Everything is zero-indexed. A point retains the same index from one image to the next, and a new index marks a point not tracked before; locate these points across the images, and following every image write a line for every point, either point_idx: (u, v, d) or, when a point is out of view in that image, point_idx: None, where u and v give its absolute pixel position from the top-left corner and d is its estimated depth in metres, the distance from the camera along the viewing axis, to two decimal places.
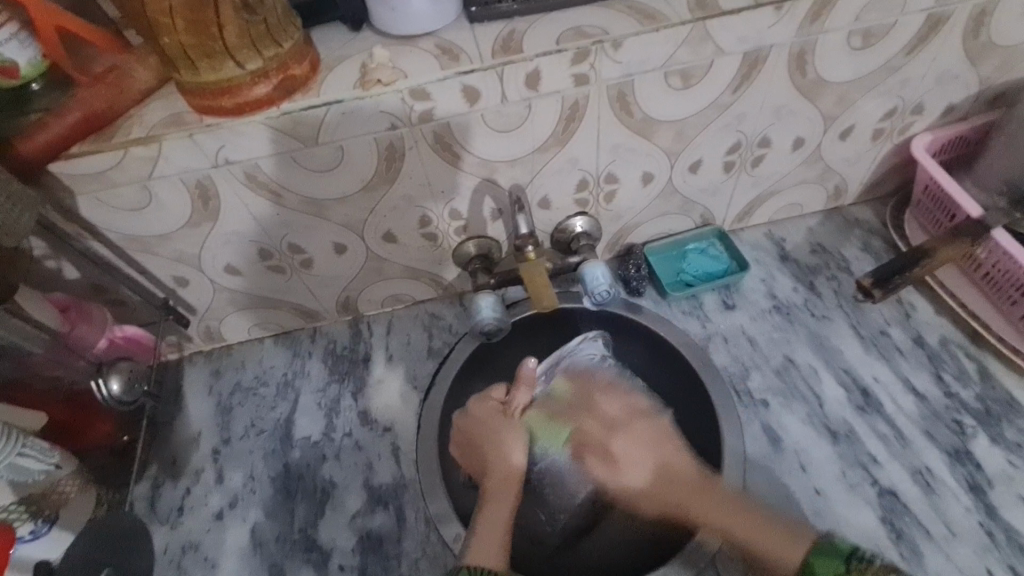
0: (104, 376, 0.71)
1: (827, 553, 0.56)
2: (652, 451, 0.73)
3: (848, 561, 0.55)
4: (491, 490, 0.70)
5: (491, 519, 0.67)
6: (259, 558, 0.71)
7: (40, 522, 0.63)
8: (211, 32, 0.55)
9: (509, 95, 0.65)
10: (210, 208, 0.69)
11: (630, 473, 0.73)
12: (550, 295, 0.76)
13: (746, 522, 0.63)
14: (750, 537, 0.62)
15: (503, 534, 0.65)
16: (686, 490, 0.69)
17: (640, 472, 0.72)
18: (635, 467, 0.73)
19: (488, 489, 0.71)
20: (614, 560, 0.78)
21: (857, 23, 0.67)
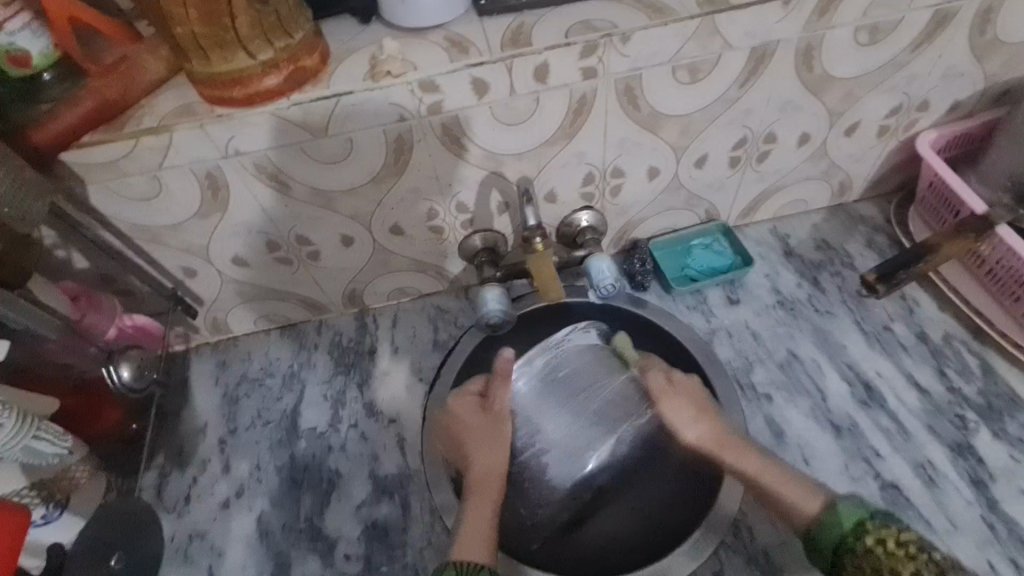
0: (115, 363, 0.73)
1: (852, 504, 0.59)
2: (695, 405, 0.71)
3: (871, 515, 0.58)
4: (476, 486, 0.69)
5: (476, 519, 0.66)
6: (266, 547, 0.72)
7: (51, 506, 0.65)
8: (223, 20, 0.56)
9: (517, 88, 0.65)
10: (219, 199, 0.69)
11: (682, 425, 0.71)
12: (556, 288, 0.78)
13: (777, 483, 0.64)
14: (781, 492, 0.64)
15: (490, 529, 0.65)
16: (720, 439, 0.70)
17: (698, 424, 0.71)
18: (697, 424, 0.71)
19: (473, 483, 0.69)
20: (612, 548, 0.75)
21: (864, 19, 0.67)
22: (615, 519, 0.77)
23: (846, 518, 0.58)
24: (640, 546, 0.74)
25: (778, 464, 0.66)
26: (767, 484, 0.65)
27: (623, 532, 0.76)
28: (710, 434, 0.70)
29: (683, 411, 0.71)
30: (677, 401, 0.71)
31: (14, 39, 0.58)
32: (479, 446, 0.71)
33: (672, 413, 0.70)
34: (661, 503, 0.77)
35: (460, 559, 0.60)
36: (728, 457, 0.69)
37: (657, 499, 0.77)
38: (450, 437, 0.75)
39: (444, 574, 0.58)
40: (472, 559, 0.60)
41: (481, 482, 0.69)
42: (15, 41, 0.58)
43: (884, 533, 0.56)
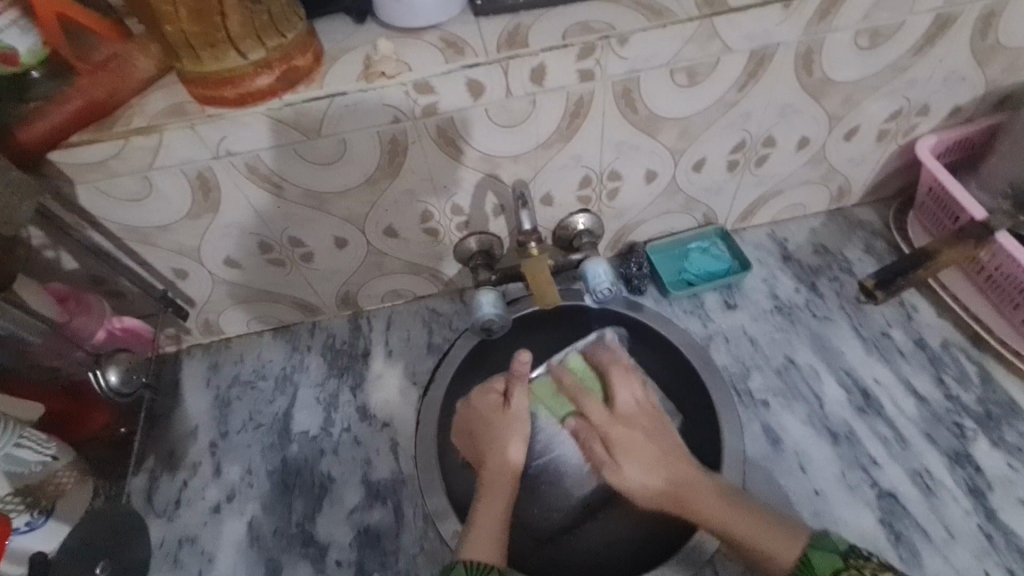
0: (102, 368, 0.70)
1: (826, 548, 0.56)
2: (653, 446, 0.68)
3: (845, 558, 0.55)
4: (486, 488, 0.67)
5: (489, 515, 0.64)
6: (256, 552, 0.71)
7: (36, 513, 0.64)
8: (215, 20, 0.54)
9: (513, 89, 0.64)
10: (210, 199, 0.68)
11: (641, 477, 0.66)
12: (553, 293, 0.76)
13: (743, 522, 0.61)
14: (755, 538, 0.59)
15: (501, 530, 0.63)
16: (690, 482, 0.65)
17: (653, 471, 0.66)
18: (654, 471, 0.66)
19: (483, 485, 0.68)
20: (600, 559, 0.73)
21: (865, 22, 0.67)
22: (611, 523, 0.76)
23: (821, 565, 0.56)
24: (635, 548, 0.73)
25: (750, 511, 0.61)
26: (730, 523, 0.61)
27: (617, 539, 0.75)
28: (670, 480, 0.65)
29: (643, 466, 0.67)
30: (619, 444, 0.69)
31: (0, 36, 0.56)
32: (492, 447, 0.70)
33: (625, 456, 0.68)
34: (656, 511, 0.74)
35: (468, 558, 0.60)
36: (683, 493, 0.64)
37: (651, 508, 0.74)
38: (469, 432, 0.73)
39: (454, 573, 0.58)
40: (482, 559, 0.60)
41: (492, 482, 0.67)
42: (3, 38, 0.56)
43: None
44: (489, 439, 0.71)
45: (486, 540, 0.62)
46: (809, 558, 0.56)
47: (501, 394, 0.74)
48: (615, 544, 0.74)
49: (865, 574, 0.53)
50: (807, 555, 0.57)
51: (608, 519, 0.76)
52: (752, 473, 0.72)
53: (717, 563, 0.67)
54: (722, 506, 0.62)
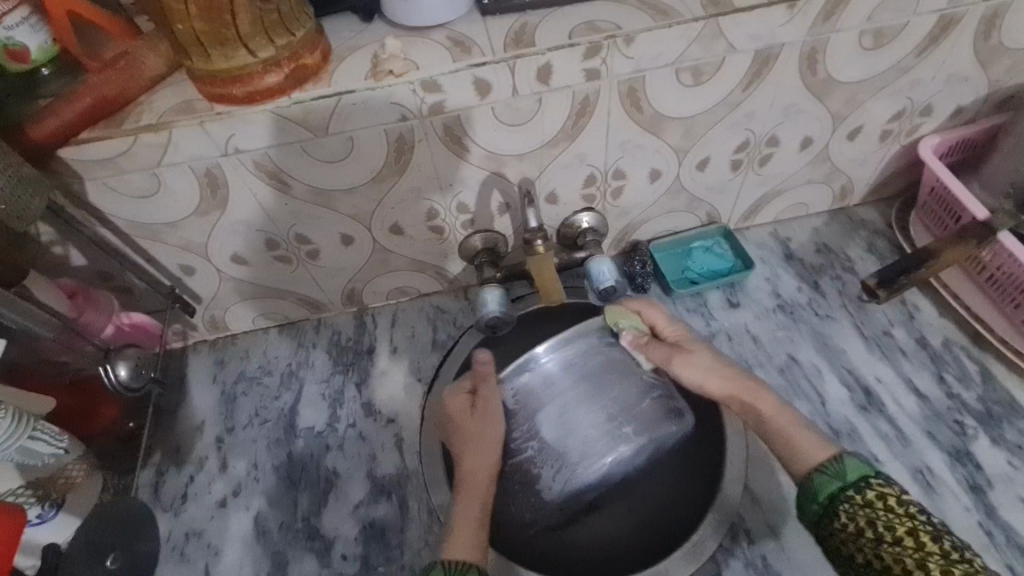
0: (112, 362, 0.70)
1: (860, 460, 0.60)
2: (715, 358, 0.71)
3: (876, 471, 0.59)
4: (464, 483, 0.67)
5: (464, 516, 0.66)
6: (263, 546, 0.72)
7: (47, 506, 0.64)
8: (225, 18, 0.55)
9: (519, 88, 0.65)
10: (218, 196, 0.69)
11: (706, 377, 0.70)
12: (558, 289, 0.77)
13: (795, 423, 0.65)
14: (794, 433, 0.64)
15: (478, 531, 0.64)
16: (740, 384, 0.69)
17: (715, 378, 0.70)
18: (717, 375, 0.70)
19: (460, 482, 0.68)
20: (606, 552, 0.74)
21: (869, 23, 0.67)
22: (613, 518, 0.77)
23: (851, 468, 0.59)
24: (635, 543, 0.74)
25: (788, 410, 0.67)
26: (773, 425, 0.66)
27: (618, 533, 0.76)
28: (731, 382, 0.70)
29: (709, 361, 0.71)
30: (682, 339, 0.73)
31: (11, 33, 0.57)
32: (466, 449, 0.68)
33: (694, 351, 0.72)
34: (659, 506, 0.76)
35: (449, 559, 0.61)
36: (742, 393, 0.69)
37: (655, 501, 0.77)
38: (447, 430, 0.72)
39: (432, 574, 0.60)
40: (461, 559, 0.61)
41: (467, 482, 0.67)
42: (13, 35, 0.58)
43: (886, 490, 0.57)
44: (461, 439, 0.69)
45: (464, 539, 0.63)
46: (845, 461, 0.60)
47: (471, 393, 0.70)
48: (616, 538, 0.75)
49: (891, 487, 0.57)
50: (842, 459, 0.60)
51: (611, 512, 0.77)
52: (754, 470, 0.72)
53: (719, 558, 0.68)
54: (776, 403, 0.68)
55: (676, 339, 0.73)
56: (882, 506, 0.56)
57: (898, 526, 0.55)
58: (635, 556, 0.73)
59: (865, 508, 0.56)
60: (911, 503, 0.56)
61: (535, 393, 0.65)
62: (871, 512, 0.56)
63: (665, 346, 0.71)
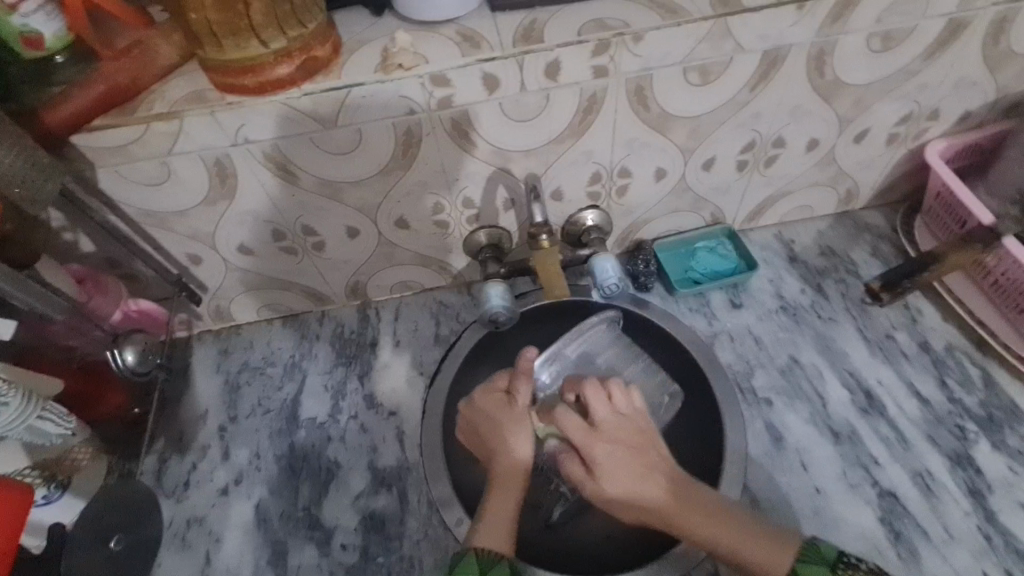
0: (120, 347, 0.71)
1: (819, 552, 0.57)
2: (630, 454, 0.64)
3: (835, 567, 0.55)
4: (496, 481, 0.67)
5: (500, 506, 0.64)
6: (263, 535, 0.72)
7: (53, 487, 0.66)
8: (238, 8, 0.55)
9: (527, 85, 0.65)
10: (227, 185, 0.69)
11: (617, 484, 0.62)
12: (561, 285, 0.79)
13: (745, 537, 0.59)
14: (744, 550, 0.58)
15: (509, 525, 0.63)
16: (671, 496, 0.62)
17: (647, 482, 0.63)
18: (631, 482, 0.62)
19: (494, 476, 0.67)
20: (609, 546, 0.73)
21: (877, 25, 0.67)
22: (614, 515, 0.76)
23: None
24: (636, 541, 0.73)
25: (736, 522, 0.61)
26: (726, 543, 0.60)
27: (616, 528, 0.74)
28: (657, 493, 0.62)
29: (642, 480, 0.63)
30: (603, 466, 0.63)
31: (28, 20, 0.58)
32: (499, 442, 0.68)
33: (609, 480, 0.63)
34: None
35: (478, 547, 0.60)
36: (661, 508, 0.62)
37: None
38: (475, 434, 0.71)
39: (464, 562, 0.58)
40: (490, 548, 0.60)
41: (504, 477, 0.66)
42: (29, 22, 0.58)
43: (860, 575, 0.54)
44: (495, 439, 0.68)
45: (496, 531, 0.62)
46: (798, 566, 0.56)
47: (507, 392, 0.71)
48: (619, 535, 0.74)
49: (862, 570, 0.54)
50: (795, 568, 0.56)
51: (613, 508, 0.76)
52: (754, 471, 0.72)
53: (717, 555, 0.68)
54: (707, 521, 0.61)
55: (600, 461, 0.64)
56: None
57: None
58: (634, 551, 0.72)
59: None
60: None
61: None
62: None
63: (586, 429, 0.66)
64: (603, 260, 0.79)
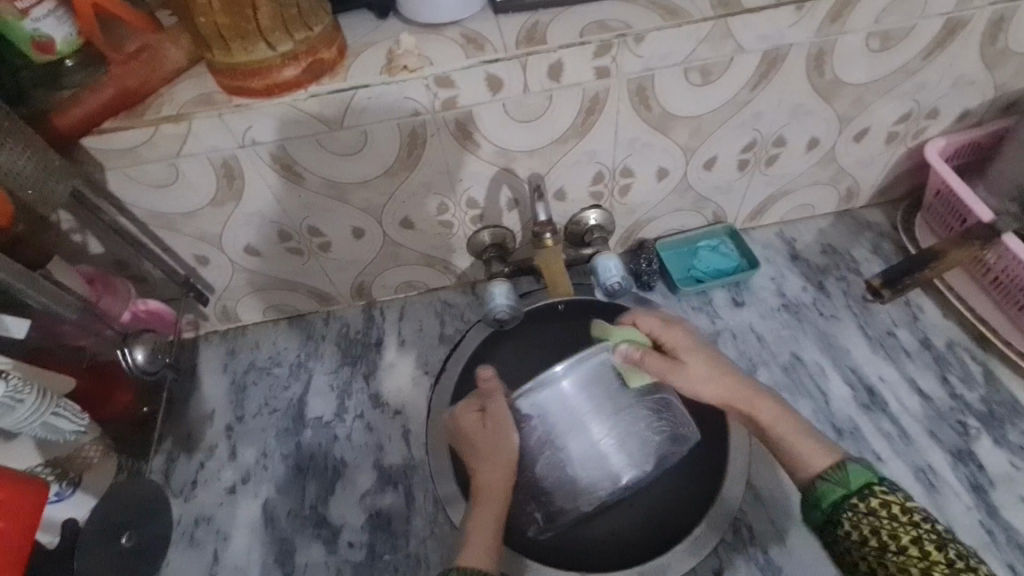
0: (130, 346, 0.72)
1: (863, 466, 0.60)
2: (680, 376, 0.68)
3: (879, 479, 0.59)
4: (481, 488, 0.66)
5: (481, 525, 0.65)
6: (271, 533, 0.73)
7: (65, 484, 0.67)
8: (246, 13, 0.56)
9: (531, 85, 0.66)
10: (234, 187, 0.70)
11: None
12: (565, 283, 0.81)
13: (801, 435, 0.64)
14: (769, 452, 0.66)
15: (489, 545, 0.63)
16: (738, 397, 0.67)
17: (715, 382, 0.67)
18: (713, 383, 0.67)
19: (478, 489, 0.66)
20: (614, 544, 0.71)
21: (876, 25, 0.68)
22: (617, 513, 0.73)
23: (856, 475, 0.59)
24: (640, 542, 0.71)
25: (791, 421, 0.66)
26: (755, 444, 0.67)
27: (622, 528, 0.72)
28: (696, 404, 0.73)
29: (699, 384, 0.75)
30: (669, 371, 0.70)
31: (39, 25, 0.59)
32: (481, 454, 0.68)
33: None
34: (664, 502, 0.72)
35: (461, 564, 0.60)
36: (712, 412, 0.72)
37: (662, 494, 0.73)
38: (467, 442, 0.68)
39: None
40: (475, 566, 0.61)
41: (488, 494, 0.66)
42: (39, 27, 0.59)
43: (890, 498, 0.57)
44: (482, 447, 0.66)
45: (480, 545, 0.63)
46: (847, 467, 0.60)
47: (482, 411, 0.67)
48: (620, 537, 0.71)
49: (894, 496, 0.57)
50: (845, 467, 0.60)
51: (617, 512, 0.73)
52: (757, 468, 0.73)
53: (720, 550, 0.69)
54: (744, 423, 0.70)
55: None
56: (886, 514, 0.56)
57: (903, 534, 0.55)
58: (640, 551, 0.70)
59: (869, 517, 0.56)
60: (917, 511, 0.56)
61: (551, 409, 0.62)
62: (875, 521, 0.56)
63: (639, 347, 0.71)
64: (605, 258, 0.81)
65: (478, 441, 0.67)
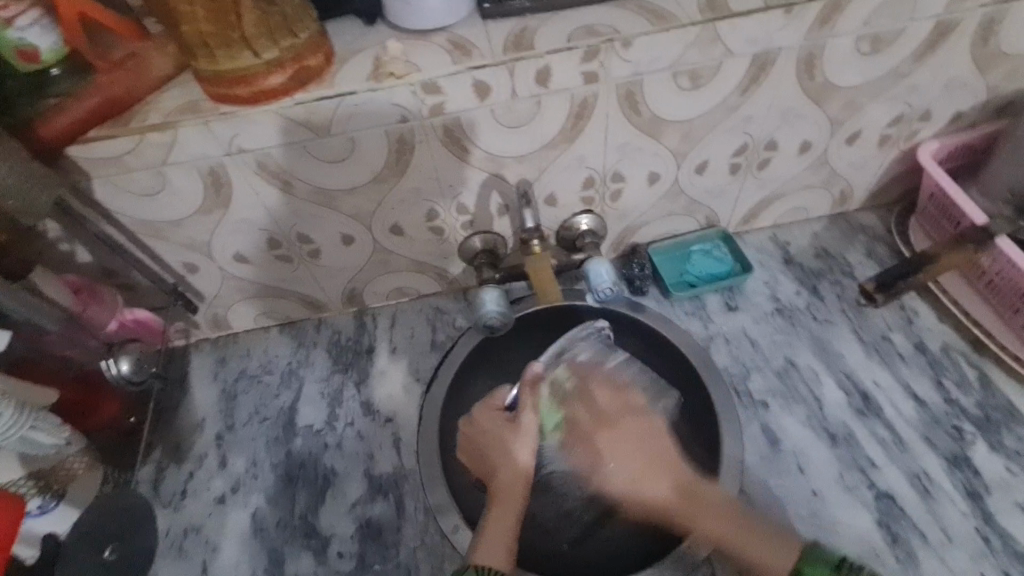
0: (115, 356, 0.72)
1: (819, 557, 0.57)
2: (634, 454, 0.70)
3: (839, 565, 0.56)
4: (496, 496, 0.66)
5: (496, 526, 0.64)
6: (260, 543, 0.72)
7: (48, 497, 0.67)
8: (231, 20, 0.56)
9: (518, 91, 0.65)
10: (222, 194, 0.70)
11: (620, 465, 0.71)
12: (554, 290, 0.78)
13: (744, 531, 0.63)
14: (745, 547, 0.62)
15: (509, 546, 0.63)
16: (682, 491, 0.67)
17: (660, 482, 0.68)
18: (647, 481, 0.69)
19: (493, 494, 0.67)
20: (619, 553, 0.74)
21: (866, 28, 0.68)
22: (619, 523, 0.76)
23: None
24: (633, 551, 0.74)
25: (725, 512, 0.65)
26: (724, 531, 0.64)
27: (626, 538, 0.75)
28: (670, 492, 0.67)
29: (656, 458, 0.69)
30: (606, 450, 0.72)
31: (24, 34, 0.58)
32: (499, 457, 0.69)
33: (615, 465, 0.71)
34: (658, 508, 0.73)
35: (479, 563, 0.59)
36: (669, 499, 0.68)
37: None
38: (473, 449, 0.72)
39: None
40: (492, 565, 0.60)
41: (503, 492, 0.66)
42: (24, 36, 0.59)
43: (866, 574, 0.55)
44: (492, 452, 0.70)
45: (496, 546, 0.62)
46: (800, 564, 0.57)
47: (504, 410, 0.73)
48: (616, 544, 0.75)
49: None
50: (798, 568, 0.58)
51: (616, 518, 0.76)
52: (751, 475, 0.72)
53: (714, 560, 0.68)
54: (714, 522, 0.65)
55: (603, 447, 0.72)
56: None
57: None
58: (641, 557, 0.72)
59: None
60: None
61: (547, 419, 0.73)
62: None
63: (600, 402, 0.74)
64: (597, 262, 0.80)
65: (486, 448, 0.71)
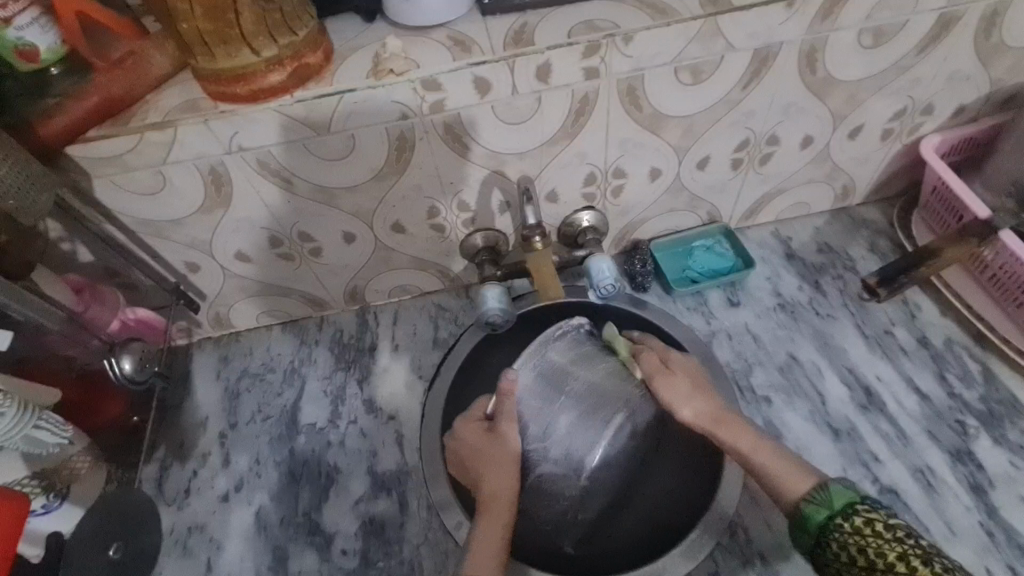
0: (117, 355, 0.72)
1: (842, 486, 0.56)
2: (684, 383, 0.68)
3: (861, 500, 0.55)
4: (488, 503, 0.65)
5: (487, 532, 0.63)
6: (264, 541, 0.73)
7: (52, 496, 0.68)
8: (228, 18, 0.56)
9: (519, 88, 0.65)
10: (222, 193, 0.70)
11: (677, 405, 0.67)
12: (556, 286, 0.78)
13: (765, 463, 0.61)
14: (770, 470, 0.61)
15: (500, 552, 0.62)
16: (717, 416, 0.66)
17: (693, 403, 0.67)
18: (688, 396, 0.67)
19: (484, 501, 0.65)
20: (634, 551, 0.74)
21: (868, 21, 0.67)
22: (632, 521, 0.76)
23: (828, 505, 0.56)
24: (647, 542, 0.74)
25: (770, 446, 0.62)
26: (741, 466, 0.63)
27: (637, 541, 0.75)
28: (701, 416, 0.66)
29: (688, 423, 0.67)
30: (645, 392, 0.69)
31: (22, 34, 0.58)
32: (489, 467, 0.67)
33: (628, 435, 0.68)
34: (665, 505, 0.76)
35: None
36: (703, 420, 0.66)
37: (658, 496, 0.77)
38: (463, 465, 0.71)
39: None
40: None
41: (490, 502, 0.65)
42: (24, 36, 0.58)
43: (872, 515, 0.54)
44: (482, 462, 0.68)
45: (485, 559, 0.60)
46: (824, 494, 0.56)
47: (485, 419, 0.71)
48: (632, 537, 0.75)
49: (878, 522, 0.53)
50: (821, 493, 0.57)
51: (622, 518, 0.76)
52: None
53: (717, 556, 0.68)
54: (749, 439, 0.63)
55: (616, 413, 0.68)
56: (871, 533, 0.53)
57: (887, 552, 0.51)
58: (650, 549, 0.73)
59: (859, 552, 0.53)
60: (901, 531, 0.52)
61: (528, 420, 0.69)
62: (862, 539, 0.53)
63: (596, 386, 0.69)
64: (599, 260, 0.79)
65: (472, 463, 0.69)
